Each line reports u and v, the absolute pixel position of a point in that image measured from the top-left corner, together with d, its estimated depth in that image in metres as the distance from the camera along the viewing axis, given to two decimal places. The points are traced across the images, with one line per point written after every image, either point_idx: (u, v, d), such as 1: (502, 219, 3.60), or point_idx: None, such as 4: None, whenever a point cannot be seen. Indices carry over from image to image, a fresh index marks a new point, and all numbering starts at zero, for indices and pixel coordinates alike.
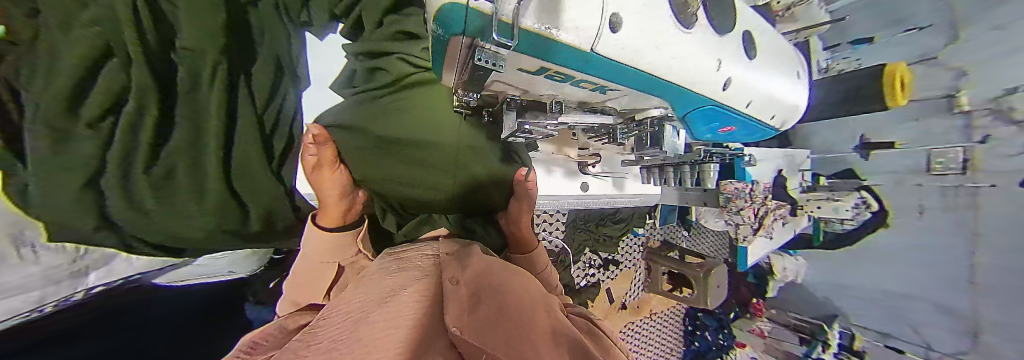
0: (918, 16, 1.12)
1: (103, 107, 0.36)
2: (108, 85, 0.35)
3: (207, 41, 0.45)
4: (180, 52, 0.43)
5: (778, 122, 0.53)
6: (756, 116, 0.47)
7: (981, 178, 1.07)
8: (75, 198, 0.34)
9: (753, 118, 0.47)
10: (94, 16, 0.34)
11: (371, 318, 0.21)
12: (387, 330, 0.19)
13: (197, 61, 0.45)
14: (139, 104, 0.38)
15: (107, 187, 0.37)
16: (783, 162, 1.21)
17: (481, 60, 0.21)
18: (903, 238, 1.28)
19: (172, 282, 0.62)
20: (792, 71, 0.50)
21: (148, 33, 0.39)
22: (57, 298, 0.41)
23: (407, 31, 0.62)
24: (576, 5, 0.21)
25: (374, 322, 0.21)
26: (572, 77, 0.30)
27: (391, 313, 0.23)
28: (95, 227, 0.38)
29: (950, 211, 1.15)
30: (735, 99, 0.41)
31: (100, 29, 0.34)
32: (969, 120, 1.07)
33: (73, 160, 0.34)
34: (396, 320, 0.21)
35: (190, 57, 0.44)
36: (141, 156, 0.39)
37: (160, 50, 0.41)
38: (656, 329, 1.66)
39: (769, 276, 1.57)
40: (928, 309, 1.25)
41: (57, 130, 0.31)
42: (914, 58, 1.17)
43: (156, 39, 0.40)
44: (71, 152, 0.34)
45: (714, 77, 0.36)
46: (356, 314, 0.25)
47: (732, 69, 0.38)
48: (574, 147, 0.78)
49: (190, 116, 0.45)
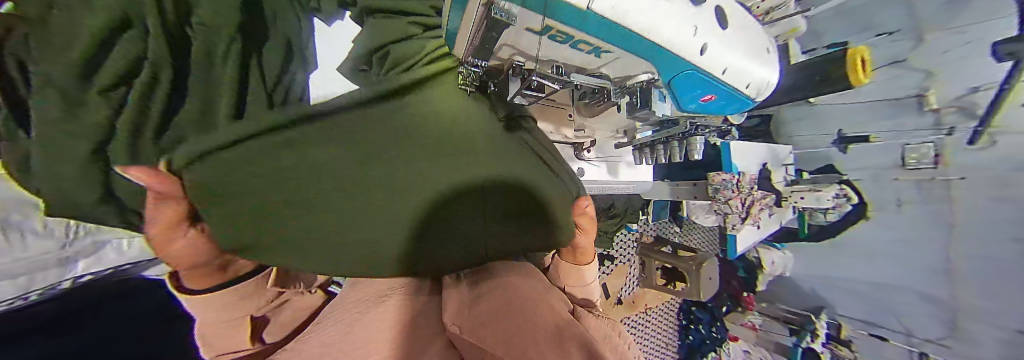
0: (884, 22, 1.14)
1: (110, 75, 0.39)
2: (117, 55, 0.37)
3: (225, 15, 0.45)
4: (197, 27, 0.44)
5: (754, 91, 0.54)
6: (733, 84, 0.49)
7: (952, 172, 1.14)
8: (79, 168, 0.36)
9: (730, 86, 0.49)
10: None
11: (379, 331, 0.27)
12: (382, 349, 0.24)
13: (212, 35, 0.45)
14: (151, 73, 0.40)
15: (113, 153, 0.38)
16: (768, 155, 1.27)
17: (498, 14, 0.23)
18: (884, 230, 1.34)
19: None
20: (763, 48, 0.53)
21: (167, 2, 0.40)
22: None
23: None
24: None
25: (378, 339, 0.26)
26: (572, 37, 0.31)
27: (392, 328, 0.28)
28: (106, 189, 0.38)
29: (928, 205, 1.22)
30: (716, 64, 0.42)
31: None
32: (939, 117, 1.13)
33: (75, 123, 0.34)
34: (391, 336, 0.27)
35: (206, 32, 0.45)
36: (153, 122, 0.42)
37: (177, 22, 0.42)
38: (651, 324, 1.69)
39: (758, 269, 1.62)
40: (913, 300, 1.32)
41: (62, 91, 0.32)
42: (884, 61, 1.19)
43: (173, 8, 0.41)
44: (70, 117, 0.34)
45: (696, 42, 0.37)
46: (380, 324, 0.28)
47: (710, 35, 0.38)
48: (571, 128, 0.71)
49: (203, 91, 0.45)
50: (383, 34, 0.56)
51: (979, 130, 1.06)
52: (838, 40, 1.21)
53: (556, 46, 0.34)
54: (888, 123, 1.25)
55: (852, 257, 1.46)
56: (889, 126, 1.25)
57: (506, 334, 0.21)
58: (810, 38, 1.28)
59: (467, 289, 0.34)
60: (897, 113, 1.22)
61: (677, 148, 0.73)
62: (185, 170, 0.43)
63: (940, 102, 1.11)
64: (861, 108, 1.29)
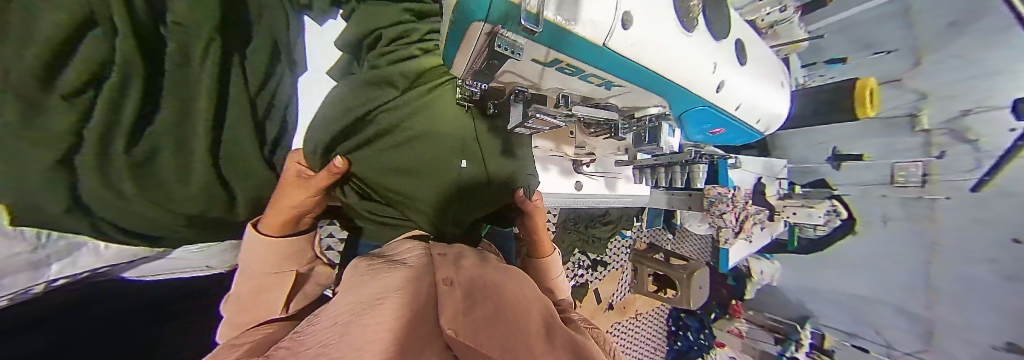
0: (886, 41, 1.17)
1: (83, 79, 0.29)
2: (90, 57, 0.29)
3: (201, 18, 0.42)
4: (171, 28, 0.39)
5: (763, 127, 0.56)
6: (743, 118, 0.49)
7: (937, 190, 1.17)
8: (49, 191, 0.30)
9: (740, 120, 0.49)
10: None
11: (362, 321, 0.22)
12: (381, 333, 0.20)
13: (188, 37, 0.41)
14: (125, 75, 0.33)
15: (83, 169, 0.32)
16: (763, 170, 1.28)
17: (500, 47, 0.22)
18: (870, 246, 1.36)
19: (142, 277, 0.58)
20: (776, 81, 0.53)
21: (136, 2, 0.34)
22: (11, 292, 0.35)
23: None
24: (591, 2, 0.22)
25: (367, 324, 0.21)
26: (581, 71, 0.30)
27: (386, 314, 0.23)
28: (67, 209, 0.33)
29: (911, 222, 1.24)
30: (727, 101, 0.43)
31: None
32: (929, 139, 1.16)
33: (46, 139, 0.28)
34: (387, 321, 0.22)
35: (184, 33, 0.40)
36: (123, 131, 0.34)
37: (151, 22, 0.36)
38: (640, 329, 1.70)
39: (747, 278, 1.63)
40: (890, 312, 1.34)
41: (30, 102, 0.26)
42: (883, 78, 1.22)
43: (148, 13, 0.35)
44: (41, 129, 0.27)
45: (710, 79, 0.37)
46: (351, 316, 0.24)
47: (726, 72, 0.40)
48: (571, 144, 0.74)
49: (180, 95, 0.40)
50: (371, 20, 0.52)
51: (986, 179, 1.06)
52: (837, 56, 1.28)
53: (563, 78, 0.33)
54: (878, 143, 1.27)
55: (838, 269, 1.47)
56: (881, 144, 1.27)
57: (498, 350, 0.18)
58: (811, 54, 1.35)
59: (461, 285, 0.30)
60: (889, 132, 1.24)
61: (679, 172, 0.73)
62: (161, 179, 0.40)
63: (931, 123, 1.15)
64: (859, 126, 1.32)
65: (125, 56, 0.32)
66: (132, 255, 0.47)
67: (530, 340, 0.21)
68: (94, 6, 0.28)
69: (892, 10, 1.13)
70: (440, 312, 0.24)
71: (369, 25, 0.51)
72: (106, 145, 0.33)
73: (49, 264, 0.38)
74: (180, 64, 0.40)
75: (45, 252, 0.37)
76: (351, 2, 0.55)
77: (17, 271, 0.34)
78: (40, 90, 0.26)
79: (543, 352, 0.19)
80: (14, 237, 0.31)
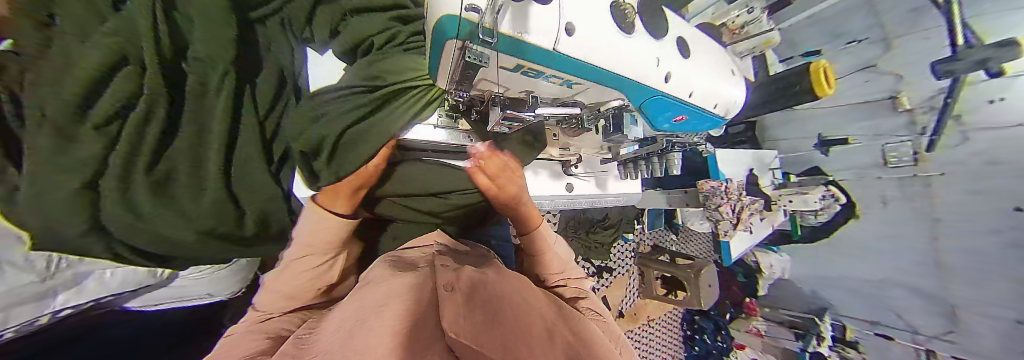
0: (855, 31, 1.24)
1: (108, 113, 0.34)
2: (118, 91, 0.34)
3: (220, 51, 0.46)
4: (192, 60, 0.44)
5: (723, 111, 0.59)
6: (702, 105, 0.53)
7: (931, 168, 1.18)
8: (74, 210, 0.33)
9: (698, 106, 0.53)
10: (112, 27, 0.34)
11: (367, 326, 0.23)
12: (377, 337, 0.20)
13: (209, 68, 0.46)
14: (151, 99, 0.37)
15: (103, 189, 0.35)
16: (754, 162, 1.31)
17: (471, 58, 0.26)
18: (871, 229, 1.37)
19: (142, 306, 0.58)
20: (727, 70, 0.58)
21: (165, 40, 0.39)
22: (15, 324, 0.36)
23: (401, 16, 0.61)
24: (537, 17, 0.27)
25: (369, 330, 0.22)
26: (543, 73, 0.33)
27: (387, 319, 0.24)
28: (87, 229, 0.35)
29: (910, 201, 1.24)
30: (679, 90, 0.47)
31: (119, 38, 0.34)
32: (913, 117, 1.19)
33: (70, 161, 0.32)
34: (389, 325, 0.23)
35: (202, 67, 0.45)
36: (143, 155, 0.37)
37: (173, 58, 0.41)
38: (655, 336, 1.65)
39: (758, 274, 1.63)
40: (906, 294, 1.32)
41: (60, 133, 0.31)
42: (858, 66, 1.28)
43: (170, 46, 0.40)
44: (67, 154, 0.31)
45: (655, 71, 0.41)
46: (354, 322, 0.24)
47: (671, 65, 0.44)
48: (556, 146, 0.72)
49: (196, 120, 0.44)
50: (367, 27, 0.59)
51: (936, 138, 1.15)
52: (812, 49, 1.36)
53: (531, 82, 0.36)
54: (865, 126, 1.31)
55: (848, 255, 1.45)
56: (865, 128, 1.31)
57: (497, 349, 0.18)
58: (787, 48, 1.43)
59: (462, 289, 0.30)
60: (873, 115, 1.28)
61: (657, 163, 0.76)
62: (177, 202, 0.42)
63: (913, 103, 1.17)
64: (844, 112, 1.36)
65: (153, 89, 0.37)
66: (136, 281, 0.49)
67: (532, 340, 0.21)
68: (126, 49, 0.35)
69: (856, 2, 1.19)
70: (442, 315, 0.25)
71: (364, 32, 0.59)
72: (127, 169, 0.36)
73: (56, 294, 0.40)
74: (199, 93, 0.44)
75: (51, 282, 0.39)
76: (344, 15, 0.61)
77: (23, 302, 0.36)
78: (69, 119, 0.31)
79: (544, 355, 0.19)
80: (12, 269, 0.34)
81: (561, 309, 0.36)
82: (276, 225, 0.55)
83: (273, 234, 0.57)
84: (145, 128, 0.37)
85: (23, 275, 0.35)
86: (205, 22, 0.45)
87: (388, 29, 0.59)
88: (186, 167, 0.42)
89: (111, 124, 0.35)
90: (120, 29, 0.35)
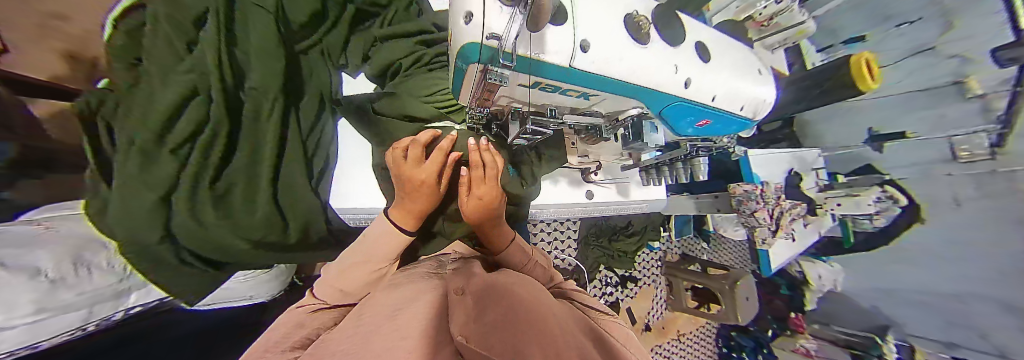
0: (906, 11, 1.13)
1: (184, 136, 0.40)
2: (190, 118, 0.40)
3: (269, 82, 0.50)
4: (248, 91, 0.49)
5: (750, 112, 0.55)
6: (724, 108, 0.51)
7: (1014, 162, 0.98)
8: (152, 206, 0.38)
9: (722, 109, 0.50)
10: (189, 67, 0.40)
11: (382, 330, 0.22)
12: (396, 339, 0.19)
13: (259, 97, 0.50)
14: (213, 132, 0.43)
15: (178, 205, 0.40)
16: (793, 162, 1.20)
17: (494, 80, 0.27)
18: (943, 234, 1.19)
19: (200, 306, 0.65)
20: (753, 70, 0.54)
21: (229, 79, 0.44)
22: (99, 318, 0.41)
23: (424, 41, 0.66)
24: (555, 37, 0.28)
25: (383, 335, 0.21)
26: (560, 88, 0.34)
27: (398, 323, 0.23)
28: (160, 239, 0.40)
29: (993, 200, 1.05)
30: (701, 95, 0.45)
31: (193, 77, 0.40)
32: (987, 103, 1.01)
33: (154, 179, 0.38)
34: (402, 327, 0.22)
35: (256, 94, 0.50)
36: (209, 172, 0.43)
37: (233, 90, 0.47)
38: (686, 353, 1.53)
39: (805, 286, 1.46)
40: (993, 310, 1.10)
41: (146, 148, 0.37)
42: (912, 50, 1.16)
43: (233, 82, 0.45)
44: (152, 173, 0.38)
45: (675, 78, 0.40)
46: (372, 327, 0.25)
47: (690, 71, 0.42)
48: (575, 153, 0.72)
49: (252, 137, 0.49)
50: (390, 55, 0.64)
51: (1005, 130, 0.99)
52: (855, 35, 1.28)
53: (548, 96, 0.37)
54: (928, 119, 1.16)
55: (908, 264, 1.28)
56: (928, 118, 1.16)
57: (505, 333, 0.17)
58: (826, 35, 1.35)
59: (472, 293, 0.29)
60: (937, 104, 1.13)
61: (681, 169, 0.74)
62: (233, 211, 0.47)
63: (985, 87, 1.02)
64: (899, 103, 1.22)
65: (218, 116, 0.42)
66: (193, 284, 0.55)
67: (552, 332, 0.19)
68: (198, 84, 0.41)
69: None
70: (451, 320, 0.22)
71: (388, 57, 0.64)
72: (195, 188, 0.42)
73: (130, 293, 0.45)
74: (253, 117, 0.49)
75: (125, 283, 0.44)
76: (374, 43, 0.67)
77: (104, 298, 0.40)
78: (153, 140, 0.38)
79: (566, 343, 0.18)
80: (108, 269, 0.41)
81: (580, 317, 0.33)
82: (315, 234, 0.58)
83: (312, 239, 0.59)
84: (209, 149, 0.43)
85: (106, 277, 0.40)
86: (259, 55, 0.49)
87: (409, 52, 0.64)
88: (243, 179, 0.48)
89: (184, 146, 0.41)
90: (195, 66, 0.41)
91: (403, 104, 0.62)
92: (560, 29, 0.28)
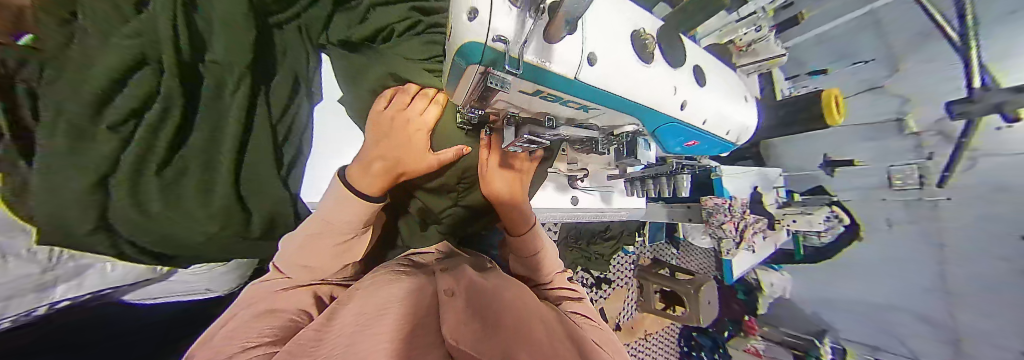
0: (863, 52, 1.25)
1: (128, 110, 0.36)
2: (134, 92, 0.36)
3: (235, 59, 0.47)
4: (208, 64, 0.45)
5: (734, 137, 0.60)
6: (712, 131, 0.54)
7: (937, 192, 1.16)
8: (83, 198, 0.33)
9: (709, 132, 0.54)
10: (135, 28, 0.35)
11: (371, 338, 0.21)
12: None
13: (225, 71, 0.47)
14: (164, 107, 0.39)
15: (117, 192, 0.36)
16: (758, 179, 1.29)
17: (493, 84, 0.26)
18: (876, 251, 1.34)
19: (141, 299, 0.59)
20: (741, 96, 0.58)
21: (184, 48, 0.41)
22: (16, 313, 0.38)
23: (418, 8, 0.65)
24: (564, 46, 0.27)
25: (373, 347, 0.19)
26: (562, 98, 0.35)
27: (387, 333, 0.21)
28: (92, 228, 0.36)
29: (915, 224, 1.23)
30: (693, 117, 0.48)
31: (142, 40, 0.36)
32: (919, 142, 1.18)
33: (90, 160, 0.32)
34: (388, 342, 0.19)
35: (219, 69, 0.46)
36: (158, 154, 0.39)
37: (192, 62, 0.43)
38: (651, 351, 1.61)
39: (758, 292, 1.61)
40: (910, 320, 1.29)
41: (74, 132, 0.31)
42: (864, 87, 1.29)
43: (190, 52, 0.42)
44: (88, 152, 0.32)
45: (673, 99, 0.42)
46: (357, 327, 0.23)
47: (688, 94, 0.45)
48: (564, 160, 0.79)
49: (212, 116, 0.46)
50: (382, 19, 0.64)
51: (948, 174, 1.13)
52: (818, 68, 1.37)
53: (548, 103, 0.38)
54: (871, 147, 1.30)
55: (845, 277, 1.45)
56: (872, 149, 1.30)
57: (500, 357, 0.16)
58: (794, 66, 1.44)
59: (463, 295, 0.28)
60: (880, 137, 1.28)
61: (665, 184, 0.74)
62: (183, 197, 0.43)
63: (920, 125, 1.17)
64: (852, 133, 1.35)
65: (168, 88, 0.39)
66: (136, 276, 0.49)
67: (543, 351, 0.18)
68: (146, 50, 0.36)
69: (861, 24, 1.21)
70: (443, 322, 0.21)
71: (381, 22, 0.64)
72: (141, 169, 0.38)
73: (54, 286, 0.41)
74: (214, 98, 0.46)
75: (50, 274, 0.39)
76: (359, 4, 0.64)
77: (23, 293, 0.37)
78: (89, 120, 0.32)
79: None
80: (25, 256, 0.36)
81: (564, 321, 0.33)
82: (281, 230, 0.57)
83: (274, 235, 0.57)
84: (159, 130, 0.39)
85: (24, 266, 0.36)
86: (224, 26, 0.45)
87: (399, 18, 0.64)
88: (198, 167, 0.44)
89: (127, 123, 0.36)
90: (143, 28, 0.36)
91: (394, 68, 0.60)
92: (572, 38, 0.28)
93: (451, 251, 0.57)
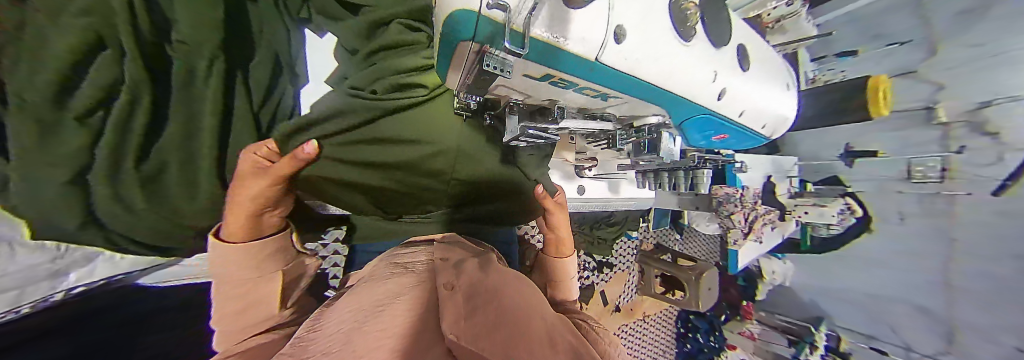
0: (900, 31, 1.15)
1: (93, 100, 0.33)
2: (96, 84, 0.33)
3: (204, 35, 0.44)
4: (176, 45, 0.42)
5: (769, 131, 0.56)
6: (746, 125, 0.50)
7: (957, 187, 1.11)
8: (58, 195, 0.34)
9: (743, 126, 0.50)
10: None
11: (367, 328, 0.19)
12: (382, 340, 0.15)
13: (193, 54, 0.44)
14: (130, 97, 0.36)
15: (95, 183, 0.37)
16: (772, 167, 1.24)
17: (490, 66, 0.23)
18: (886, 244, 1.30)
19: (159, 282, 0.61)
20: (782, 83, 0.53)
21: (143, 25, 0.37)
22: None
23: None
24: (580, 19, 0.24)
25: (370, 332, 0.17)
26: (575, 84, 0.32)
27: (388, 320, 0.20)
28: (80, 222, 0.38)
29: (930, 218, 1.18)
30: (728, 109, 0.44)
31: None
32: (946, 131, 1.10)
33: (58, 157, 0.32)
34: (392, 329, 0.18)
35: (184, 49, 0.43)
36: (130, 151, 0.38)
37: (154, 43, 0.39)
38: (650, 332, 1.65)
39: (758, 279, 1.61)
40: (909, 312, 1.27)
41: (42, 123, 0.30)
42: (896, 70, 1.19)
43: (150, 31, 0.39)
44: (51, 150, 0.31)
45: (709, 88, 0.39)
46: (353, 325, 0.21)
47: (727, 80, 0.41)
48: (572, 151, 0.82)
49: (185, 113, 0.43)
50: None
51: (1008, 183, 1.01)
52: (848, 49, 1.25)
53: (558, 90, 0.35)
54: (889, 138, 1.23)
55: (847, 267, 1.42)
56: (893, 139, 1.22)
57: (496, 337, 0.14)
58: (821, 46, 1.31)
59: (463, 289, 0.26)
60: (904, 126, 1.20)
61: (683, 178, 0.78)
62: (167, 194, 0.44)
63: (949, 115, 1.09)
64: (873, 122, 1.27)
65: (133, 77, 0.36)
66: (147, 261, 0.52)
67: (533, 338, 0.16)
68: (100, 30, 0.32)
69: None
70: (440, 316, 0.20)
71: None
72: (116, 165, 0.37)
73: None
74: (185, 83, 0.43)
75: None
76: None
77: None
78: (53, 110, 0.30)
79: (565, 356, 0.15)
80: None
81: (567, 319, 0.30)
82: None
83: None
84: (131, 121, 0.37)
85: None
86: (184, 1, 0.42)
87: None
88: (174, 165, 0.43)
89: (93, 115, 0.35)
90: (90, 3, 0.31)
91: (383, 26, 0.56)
92: (590, 8, 0.24)
93: (453, 239, 0.57)
